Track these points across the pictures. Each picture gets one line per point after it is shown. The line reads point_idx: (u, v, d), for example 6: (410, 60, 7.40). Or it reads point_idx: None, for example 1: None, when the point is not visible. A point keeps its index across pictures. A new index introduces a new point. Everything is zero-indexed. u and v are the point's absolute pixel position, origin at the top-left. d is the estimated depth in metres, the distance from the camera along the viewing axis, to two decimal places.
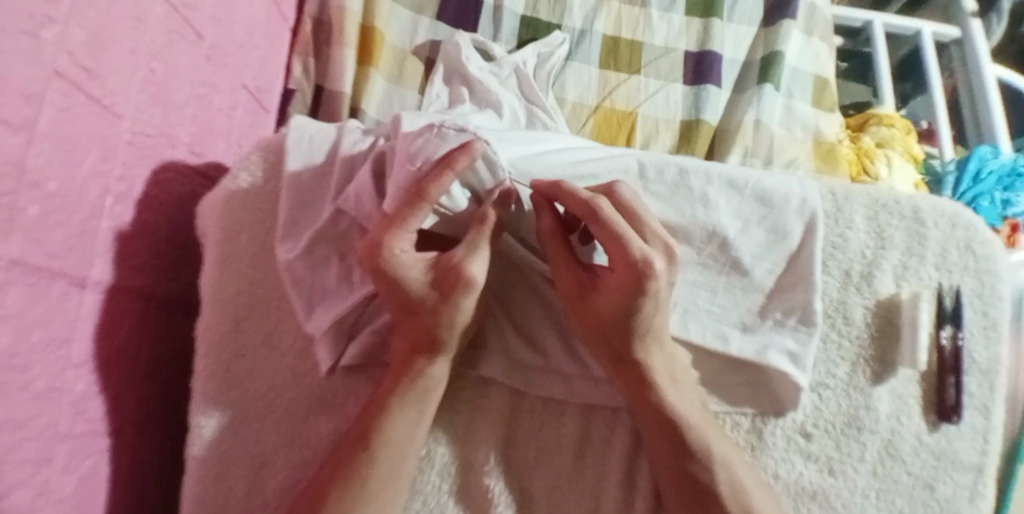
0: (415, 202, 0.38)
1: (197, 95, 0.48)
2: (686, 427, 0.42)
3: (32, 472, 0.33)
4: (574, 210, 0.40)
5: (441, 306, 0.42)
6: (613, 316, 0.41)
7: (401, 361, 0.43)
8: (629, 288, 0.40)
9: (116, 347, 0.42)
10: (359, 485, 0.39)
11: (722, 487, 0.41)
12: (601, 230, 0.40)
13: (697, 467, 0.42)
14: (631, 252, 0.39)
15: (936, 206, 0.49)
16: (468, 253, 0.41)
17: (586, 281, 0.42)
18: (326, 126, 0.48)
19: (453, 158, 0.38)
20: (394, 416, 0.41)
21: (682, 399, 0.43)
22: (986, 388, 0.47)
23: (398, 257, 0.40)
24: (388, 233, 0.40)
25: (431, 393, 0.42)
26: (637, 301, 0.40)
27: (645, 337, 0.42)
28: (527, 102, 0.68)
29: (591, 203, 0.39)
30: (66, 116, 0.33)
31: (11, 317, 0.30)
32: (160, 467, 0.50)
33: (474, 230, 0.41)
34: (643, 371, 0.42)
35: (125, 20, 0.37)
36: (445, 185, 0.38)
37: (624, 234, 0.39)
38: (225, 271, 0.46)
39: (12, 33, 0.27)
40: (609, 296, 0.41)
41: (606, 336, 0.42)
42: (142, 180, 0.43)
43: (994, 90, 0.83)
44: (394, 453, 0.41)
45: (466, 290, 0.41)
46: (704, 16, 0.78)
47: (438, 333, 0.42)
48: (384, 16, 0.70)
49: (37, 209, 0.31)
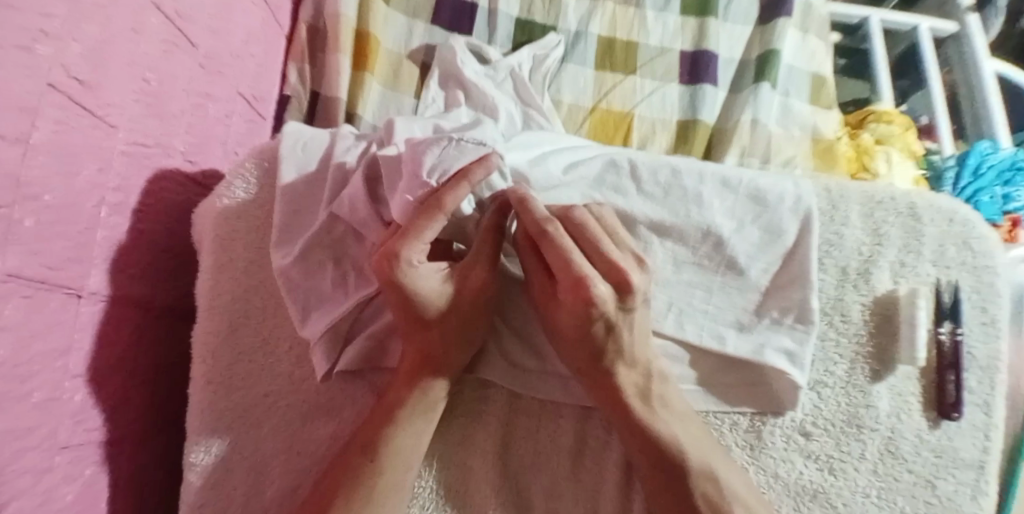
0: (432, 213, 0.39)
1: (192, 104, 0.48)
2: (666, 440, 0.42)
3: (34, 482, 0.33)
4: (529, 229, 0.40)
5: (448, 316, 0.43)
6: (573, 331, 0.42)
7: (408, 372, 0.43)
8: (580, 309, 0.40)
9: (114, 356, 0.42)
10: (364, 494, 0.39)
11: (699, 498, 0.41)
12: (551, 250, 0.40)
13: (676, 479, 0.42)
14: (574, 270, 0.39)
15: (932, 202, 0.49)
16: (486, 260, 0.42)
17: (549, 292, 0.42)
18: (320, 133, 0.48)
19: (470, 171, 0.39)
20: (401, 423, 0.41)
21: (659, 408, 0.43)
22: (986, 384, 0.47)
23: (412, 269, 0.40)
24: (403, 243, 0.39)
25: (433, 402, 0.43)
26: (589, 323, 0.41)
27: (609, 352, 0.42)
28: (524, 105, 0.68)
29: (544, 223, 0.39)
30: (63, 129, 0.33)
31: (11, 329, 0.30)
32: (160, 475, 0.50)
33: (480, 240, 0.42)
34: (613, 385, 0.43)
35: (121, 31, 0.38)
36: (461, 196, 0.39)
37: (570, 254, 0.39)
38: (219, 278, 0.46)
39: (8, 48, 0.28)
40: (568, 313, 0.41)
41: (574, 349, 0.43)
42: (139, 189, 0.43)
43: (992, 85, 0.83)
44: (399, 462, 0.41)
45: (489, 294, 0.43)
46: (699, 16, 0.78)
47: (433, 343, 0.43)
48: (379, 22, 0.71)
49: (34, 222, 0.31)
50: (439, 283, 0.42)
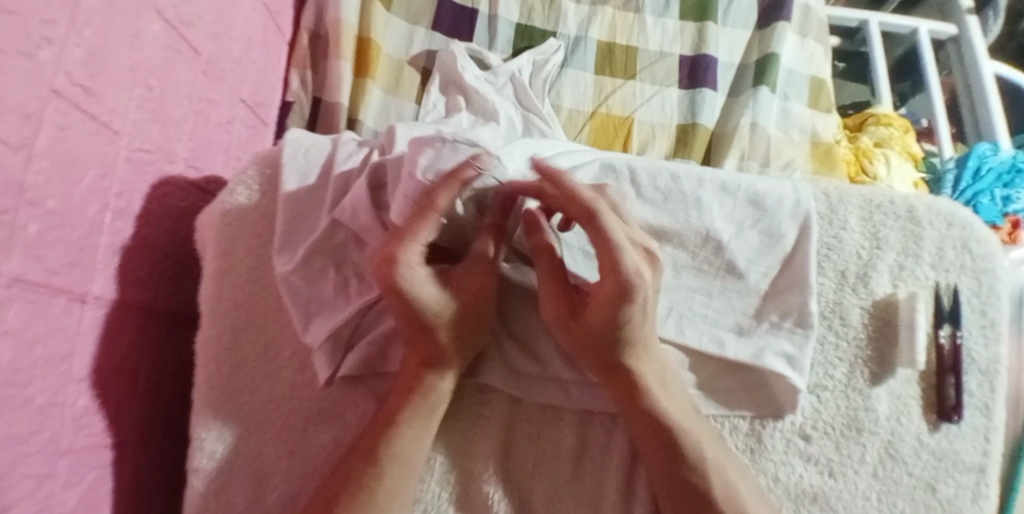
0: (425, 212, 0.39)
1: (195, 110, 0.49)
2: (682, 436, 0.42)
3: (36, 486, 0.34)
4: (574, 215, 0.40)
5: (450, 324, 0.43)
6: (602, 330, 0.41)
7: (410, 373, 0.44)
8: (614, 301, 0.40)
9: (117, 361, 0.42)
10: (368, 502, 0.40)
11: (719, 497, 0.41)
12: (594, 236, 0.39)
13: (693, 477, 0.41)
14: (623, 264, 0.39)
15: (931, 205, 0.49)
16: (486, 265, 0.43)
17: (575, 299, 0.43)
18: (321, 139, 0.49)
19: (461, 169, 0.39)
20: (404, 432, 0.42)
21: (674, 404, 0.43)
22: (986, 388, 0.47)
23: (410, 272, 0.40)
24: (399, 246, 0.40)
25: (435, 406, 0.43)
26: (624, 315, 0.40)
27: (636, 347, 0.42)
28: (524, 110, 0.68)
29: (590, 206, 0.39)
30: (65, 134, 0.34)
31: (14, 334, 0.31)
32: (162, 479, 0.50)
33: (481, 240, 0.43)
34: (633, 380, 0.42)
35: (122, 38, 0.38)
36: (452, 195, 0.39)
37: (618, 247, 0.39)
38: (222, 284, 0.46)
39: (10, 55, 0.28)
40: (598, 309, 0.41)
41: (594, 347, 0.42)
42: (142, 195, 0.44)
43: (992, 88, 0.83)
44: (399, 469, 0.41)
45: (487, 298, 0.44)
46: (698, 20, 0.78)
47: (437, 342, 0.43)
48: (380, 28, 0.71)
49: (38, 227, 0.32)
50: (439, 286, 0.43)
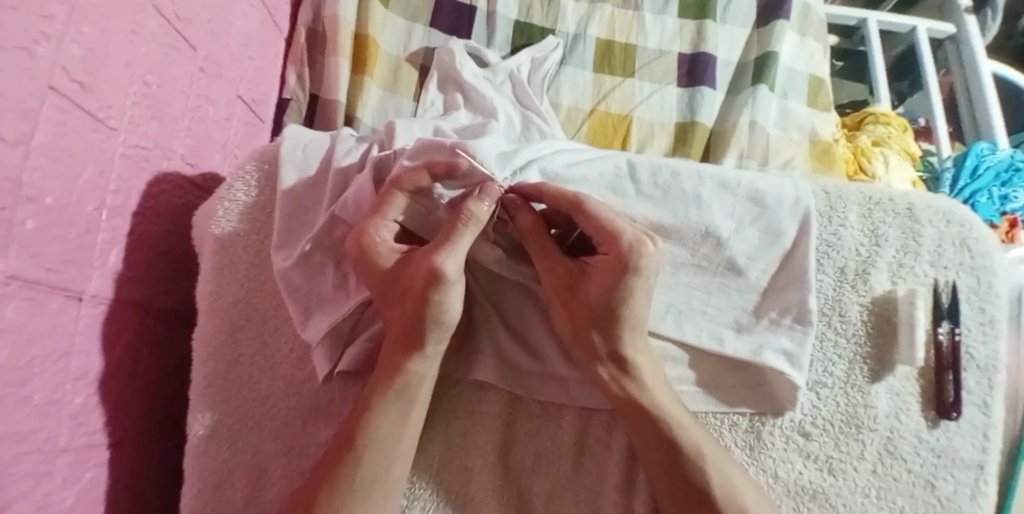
0: (390, 190, 0.41)
1: (192, 106, 0.48)
2: (679, 431, 0.42)
3: (32, 486, 0.34)
4: (558, 206, 0.41)
5: (421, 312, 0.41)
6: (602, 306, 0.42)
7: (385, 363, 0.42)
8: (617, 271, 0.40)
9: (114, 359, 0.42)
10: (346, 488, 0.39)
11: (717, 491, 0.40)
12: (588, 222, 0.41)
13: (697, 475, 0.41)
14: (623, 235, 0.40)
15: (930, 203, 0.49)
16: (441, 251, 0.39)
17: (575, 271, 0.42)
18: (319, 136, 0.48)
19: (433, 161, 0.40)
20: (375, 416, 0.40)
21: (671, 402, 0.43)
22: (985, 384, 0.47)
23: (381, 247, 0.42)
24: (371, 222, 0.41)
25: (412, 397, 0.41)
26: (625, 292, 0.41)
27: (633, 328, 0.42)
28: (522, 107, 0.68)
29: (578, 197, 0.41)
30: (62, 131, 0.33)
31: (10, 331, 0.30)
32: (160, 477, 0.50)
33: (449, 225, 0.40)
34: (633, 371, 0.42)
35: (120, 34, 0.38)
36: (417, 180, 0.40)
37: (611, 222, 0.40)
38: (220, 279, 0.46)
39: (7, 50, 0.28)
40: (598, 282, 0.42)
41: (592, 333, 0.42)
42: (138, 191, 0.43)
43: (990, 88, 0.83)
44: (378, 458, 0.40)
45: (437, 289, 0.40)
46: (698, 17, 0.78)
47: (411, 332, 0.41)
48: (379, 25, 0.71)
49: (35, 224, 0.32)
50: (394, 264, 0.41)
